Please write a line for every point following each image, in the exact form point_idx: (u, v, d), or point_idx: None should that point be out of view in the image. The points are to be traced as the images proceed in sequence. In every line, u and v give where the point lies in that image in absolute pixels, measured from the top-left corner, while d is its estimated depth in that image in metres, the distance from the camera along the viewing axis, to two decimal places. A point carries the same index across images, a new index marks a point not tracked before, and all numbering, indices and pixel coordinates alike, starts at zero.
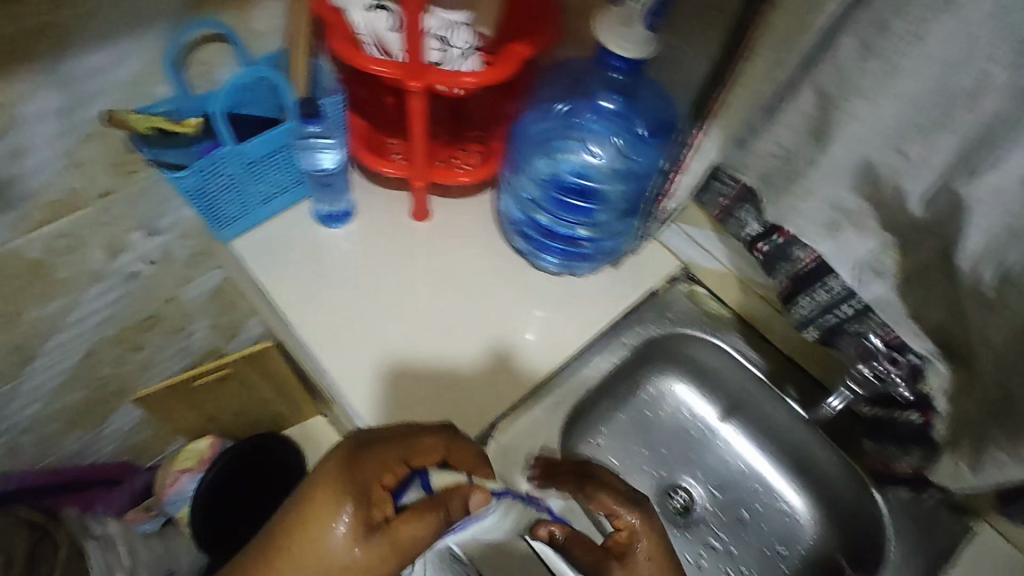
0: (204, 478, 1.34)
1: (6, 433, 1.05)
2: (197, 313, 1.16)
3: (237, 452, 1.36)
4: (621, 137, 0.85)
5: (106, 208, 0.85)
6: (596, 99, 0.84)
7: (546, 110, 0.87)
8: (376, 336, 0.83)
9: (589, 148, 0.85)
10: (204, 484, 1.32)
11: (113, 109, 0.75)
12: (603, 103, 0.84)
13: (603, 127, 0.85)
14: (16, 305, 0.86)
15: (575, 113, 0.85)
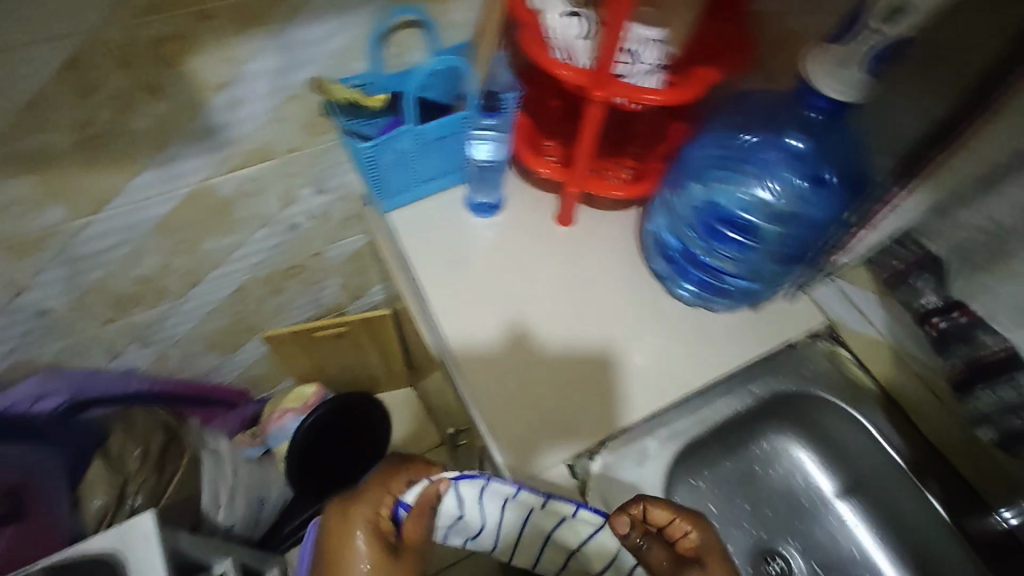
0: (306, 420, 1.44)
1: (159, 344, 1.17)
2: (335, 270, 1.25)
3: (334, 405, 1.46)
4: (806, 180, 0.78)
5: (290, 161, 0.94)
6: (783, 137, 0.78)
7: (721, 137, 0.82)
8: (503, 328, 0.86)
9: (759, 184, 0.79)
10: (305, 427, 1.41)
11: (318, 78, 0.82)
12: (791, 142, 0.78)
13: (783, 166, 0.78)
14: (199, 234, 0.97)
15: (754, 146, 0.80)
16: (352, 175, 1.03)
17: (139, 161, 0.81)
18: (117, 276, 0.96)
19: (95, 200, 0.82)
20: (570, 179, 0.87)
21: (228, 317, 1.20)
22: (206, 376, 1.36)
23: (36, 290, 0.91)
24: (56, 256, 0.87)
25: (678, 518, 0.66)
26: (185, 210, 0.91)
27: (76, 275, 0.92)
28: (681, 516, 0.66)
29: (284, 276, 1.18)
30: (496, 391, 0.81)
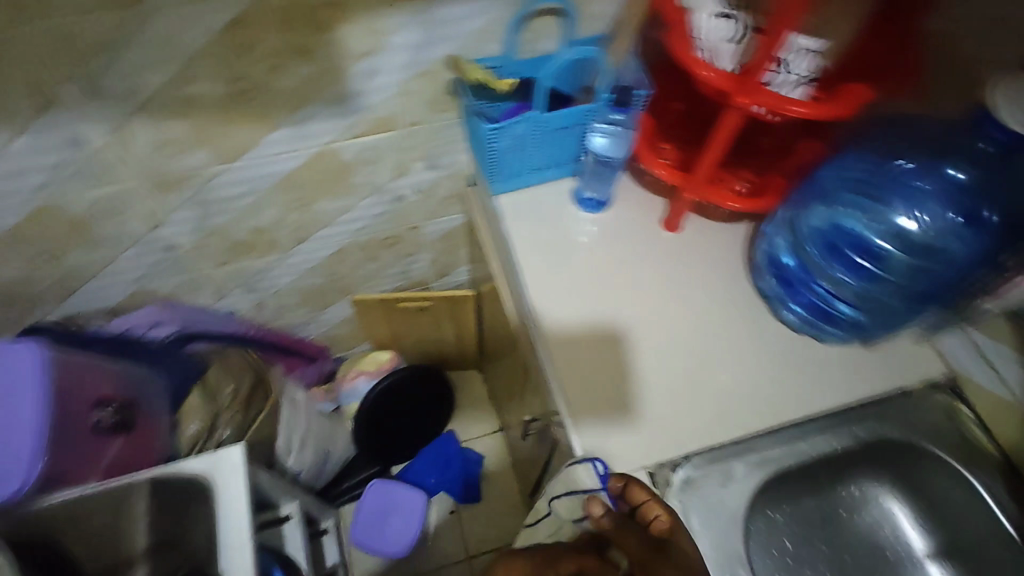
0: (374, 387, 1.47)
1: (261, 292, 1.24)
2: (428, 246, 1.27)
3: (400, 375, 1.48)
4: (961, 214, 0.75)
5: (409, 135, 0.97)
6: (942, 168, 0.75)
7: (868, 161, 0.79)
8: (601, 324, 0.85)
9: (902, 214, 0.77)
10: (372, 394, 1.45)
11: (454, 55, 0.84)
12: (950, 175, 0.74)
13: (933, 199, 0.76)
14: (316, 194, 1.01)
15: (905, 174, 0.77)
16: (463, 156, 1.05)
17: (277, 118, 0.85)
18: (237, 224, 1.02)
19: (233, 149, 0.88)
20: (687, 184, 0.86)
21: (325, 276, 1.25)
22: (293, 329, 1.43)
23: (170, 226, 0.98)
24: (189, 198, 0.93)
25: (652, 500, 0.69)
26: (308, 169, 0.96)
27: (203, 218, 0.98)
28: (655, 499, 0.69)
29: (381, 245, 1.22)
30: (585, 385, 0.80)
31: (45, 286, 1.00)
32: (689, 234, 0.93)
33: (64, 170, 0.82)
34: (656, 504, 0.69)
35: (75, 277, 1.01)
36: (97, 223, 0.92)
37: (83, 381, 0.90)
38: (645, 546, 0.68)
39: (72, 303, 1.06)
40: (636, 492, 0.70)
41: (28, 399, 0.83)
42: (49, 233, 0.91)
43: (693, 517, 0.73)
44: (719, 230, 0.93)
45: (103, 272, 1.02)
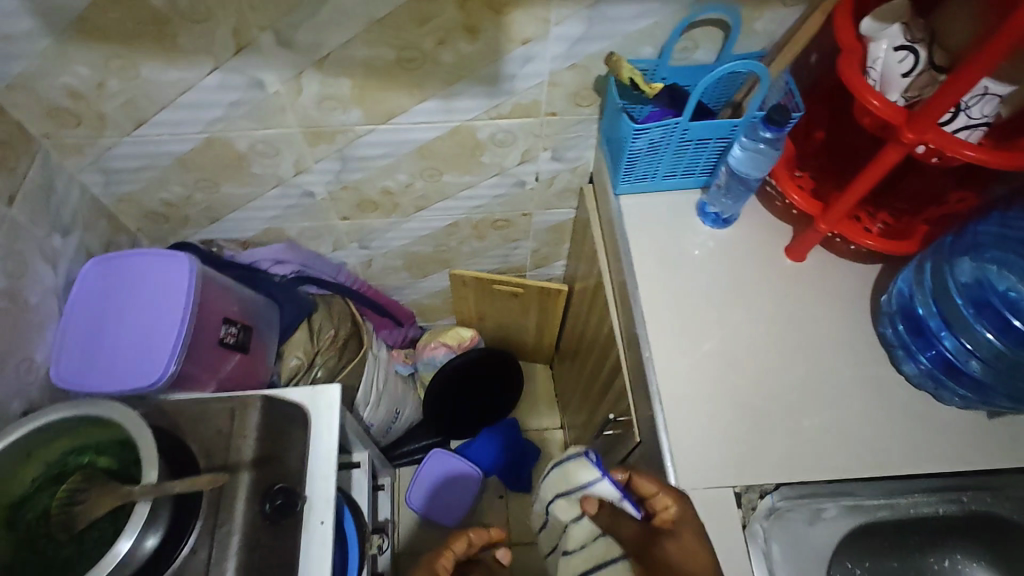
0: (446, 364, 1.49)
1: (372, 252, 1.32)
2: (534, 235, 1.31)
3: (476, 354, 1.50)
4: None
5: (546, 124, 1.00)
6: None
7: None
8: (706, 338, 0.85)
9: None
10: (442, 373, 1.47)
11: (610, 52, 0.87)
12: None
13: None
14: (447, 166, 1.07)
15: None
16: (590, 152, 1.08)
17: (431, 89, 0.91)
18: (370, 182, 1.09)
19: (386, 113, 0.94)
20: (821, 216, 0.83)
21: (432, 246, 1.31)
22: (389, 291, 1.50)
23: (311, 174, 1.05)
24: (337, 150, 1.01)
25: (662, 494, 0.70)
26: (447, 141, 1.01)
27: (342, 171, 1.06)
28: (664, 491, 0.70)
29: (491, 226, 1.26)
30: (682, 394, 0.80)
31: (196, 210, 1.11)
32: (810, 266, 0.91)
33: (240, 107, 0.90)
34: (664, 498, 0.69)
35: (223, 206, 1.11)
36: (255, 159, 1.01)
37: (215, 298, 0.98)
38: (639, 532, 0.70)
39: (212, 230, 1.17)
40: (642, 484, 0.71)
41: (172, 304, 0.91)
42: (212, 162, 1.00)
43: (774, 544, 0.72)
44: (843, 267, 0.91)
45: (246, 206, 1.12)
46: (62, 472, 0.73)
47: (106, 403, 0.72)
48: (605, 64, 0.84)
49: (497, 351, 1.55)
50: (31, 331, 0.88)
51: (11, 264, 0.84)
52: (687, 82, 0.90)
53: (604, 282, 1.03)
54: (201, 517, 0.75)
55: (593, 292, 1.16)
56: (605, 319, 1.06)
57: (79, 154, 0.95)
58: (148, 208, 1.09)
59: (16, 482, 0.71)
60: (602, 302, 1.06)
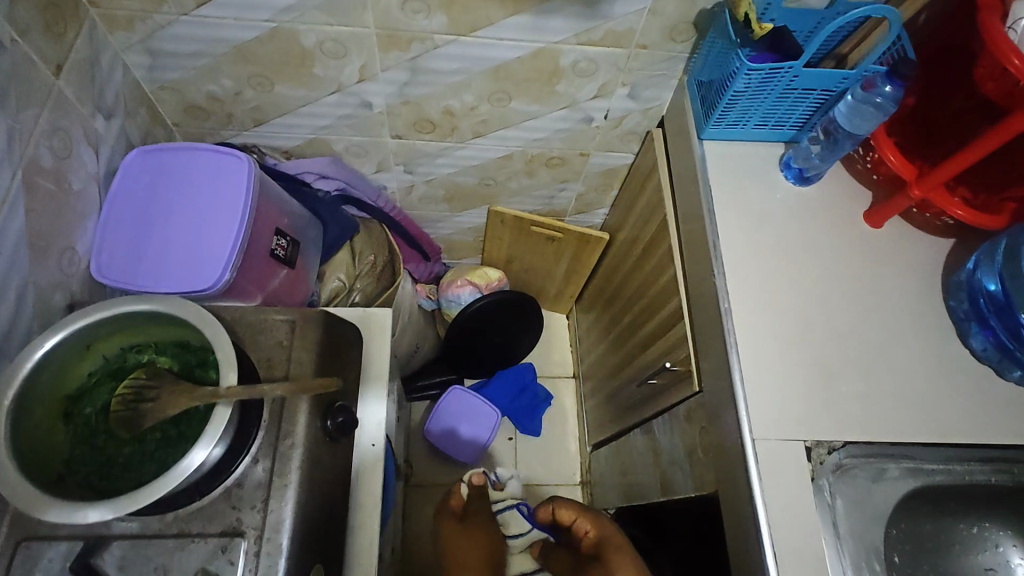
0: (471, 304, 1.46)
1: (415, 178, 1.25)
2: (585, 177, 1.27)
3: (501, 297, 1.46)
4: None
5: (633, 57, 0.94)
6: None
7: None
8: (781, 295, 0.84)
9: None
10: (466, 312, 1.44)
11: None
12: None
13: None
14: (519, 91, 1.01)
15: None
16: (668, 94, 1.03)
17: (525, 3, 0.84)
18: (433, 100, 1.02)
19: (471, 24, 0.87)
20: (916, 182, 0.83)
21: (479, 178, 1.26)
22: (421, 223, 1.45)
23: (374, 83, 0.98)
24: (408, 60, 0.93)
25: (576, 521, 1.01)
26: (526, 63, 0.95)
27: (407, 84, 0.99)
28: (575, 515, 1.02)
29: (545, 163, 1.21)
30: (758, 347, 0.80)
31: (242, 109, 1.03)
32: (888, 234, 0.90)
33: None
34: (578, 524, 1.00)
35: (272, 108, 1.03)
36: (318, 59, 0.93)
37: (267, 208, 0.93)
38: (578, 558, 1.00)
39: (255, 134, 1.09)
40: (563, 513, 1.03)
41: (229, 207, 0.86)
42: (271, 57, 0.93)
43: (838, 498, 0.75)
44: (920, 238, 0.90)
45: (296, 112, 1.04)
46: (121, 367, 0.69)
47: (178, 299, 0.68)
48: None
49: (522, 296, 1.50)
50: (73, 219, 0.81)
51: (57, 142, 0.76)
52: (795, 27, 0.86)
53: (670, 231, 1.00)
54: (264, 425, 0.73)
55: (648, 241, 1.13)
56: (664, 269, 1.04)
57: (127, 30, 0.86)
58: (191, 100, 1.01)
59: (74, 373, 0.67)
60: (663, 251, 1.04)
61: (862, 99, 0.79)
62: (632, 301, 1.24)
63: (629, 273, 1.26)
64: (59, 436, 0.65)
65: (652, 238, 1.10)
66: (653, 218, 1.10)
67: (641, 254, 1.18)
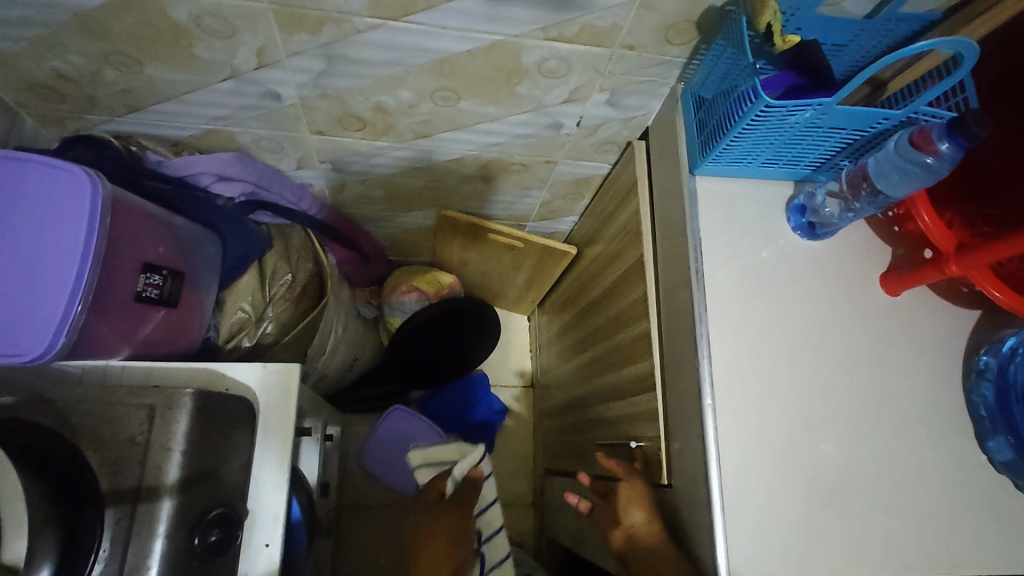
0: (418, 313, 1.26)
1: (346, 176, 1.03)
2: (552, 184, 1.06)
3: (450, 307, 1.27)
4: None
5: (616, 59, 0.73)
6: None
7: None
8: (776, 386, 0.69)
9: None
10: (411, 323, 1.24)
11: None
12: None
13: None
14: (470, 90, 0.79)
15: None
16: (656, 103, 0.83)
17: None
18: (360, 94, 0.79)
19: (401, 6, 0.64)
20: (953, 257, 0.66)
21: (424, 179, 1.05)
22: (360, 221, 1.23)
23: (280, 71, 0.75)
24: (322, 45, 0.70)
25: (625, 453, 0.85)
26: (479, 58, 0.72)
27: (324, 74, 0.76)
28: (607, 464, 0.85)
29: (503, 168, 1.00)
30: (743, 458, 0.66)
31: (106, 91, 0.79)
32: (907, 306, 0.75)
33: None
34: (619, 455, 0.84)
35: (146, 93, 0.79)
36: (198, 37, 0.69)
37: (133, 238, 0.71)
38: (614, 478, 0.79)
39: (131, 122, 0.85)
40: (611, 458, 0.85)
41: (70, 246, 0.64)
42: (132, 31, 0.68)
43: None
44: (939, 309, 0.75)
45: (179, 98, 0.80)
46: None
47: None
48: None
49: (472, 300, 1.31)
50: None
51: None
52: (827, 40, 0.66)
53: (646, 277, 0.83)
54: (102, 552, 0.56)
55: (621, 275, 0.96)
56: (636, 318, 0.87)
57: None
58: (33, 78, 0.76)
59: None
60: (637, 297, 0.87)
61: (908, 162, 0.60)
62: (598, 334, 1.08)
63: (597, 300, 1.09)
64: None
65: (627, 275, 0.93)
66: (628, 250, 0.92)
67: (612, 287, 1.01)
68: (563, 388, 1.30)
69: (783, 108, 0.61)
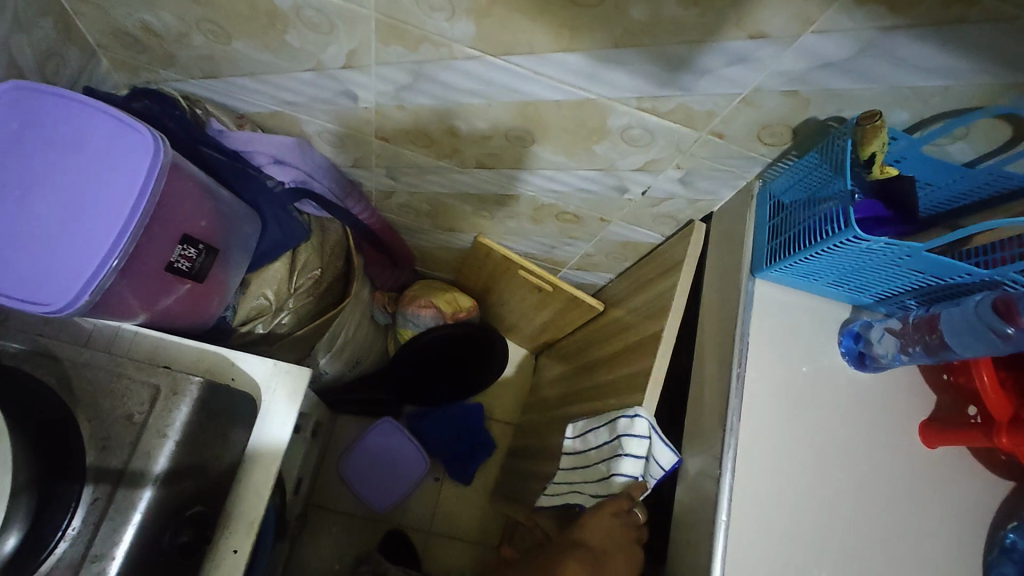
0: (427, 332, 1.24)
1: (399, 185, 1.02)
2: (598, 241, 1.05)
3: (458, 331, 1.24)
4: None
5: (702, 143, 0.72)
6: None
7: None
8: (795, 514, 0.65)
9: None
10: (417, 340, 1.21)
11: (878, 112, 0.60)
12: None
13: None
14: (547, 137, 0.77)
15: None
16: (727, 191, 0.81)
17: (586, 43, 0.59)
18: (437, 115, 0.78)
19: (503, 46, 0.62)
20: (1004, 429, 0.63)
21: (471, 205, 1.03)
22: (398, 228, 1.21)
23: (365, 75, 0.74)
24: (413, 62, 0.69)
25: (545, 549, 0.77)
26: (565, 109, 0.71)
27: (407, 88, 0.74)
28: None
29: (555, 215, 0.99)
30: None
31: (188, 54, 0.78)
32: (941, 458, 0.71)
33: None
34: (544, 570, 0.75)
35: (227, 63, 0.78)
36: (294, 25, 0.68)
37: (179, 206, 0.70)
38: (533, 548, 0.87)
39: (207, 87, 0.85)
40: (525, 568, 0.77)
41: (117, 203, 0.62)
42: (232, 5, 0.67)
43: None
44: (969, 471, 0.72)
45: (258, 77, 0.80)
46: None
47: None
48: (862, 121, 0.58)
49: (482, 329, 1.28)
50: None
51: None
52: (922, 176, 0.66)
53: (664, 356, 0.81)
54: (71, 531, 0.56)
55: (634, 345, 0.93)
56: (634, 391, 0.85)
57: None
58: (120, 26, 0.75)
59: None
60: (641, 372, 0.85)
61: (984, 326, 0.58)
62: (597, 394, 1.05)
63: (602, 361, 1.06)
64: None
65: (640, 346, 0.90)
66: (650, 323, 0.90)
67: (619, 353, 0.98)
68: (540, 435, 1.26)
69: (863, 244, 0.59)
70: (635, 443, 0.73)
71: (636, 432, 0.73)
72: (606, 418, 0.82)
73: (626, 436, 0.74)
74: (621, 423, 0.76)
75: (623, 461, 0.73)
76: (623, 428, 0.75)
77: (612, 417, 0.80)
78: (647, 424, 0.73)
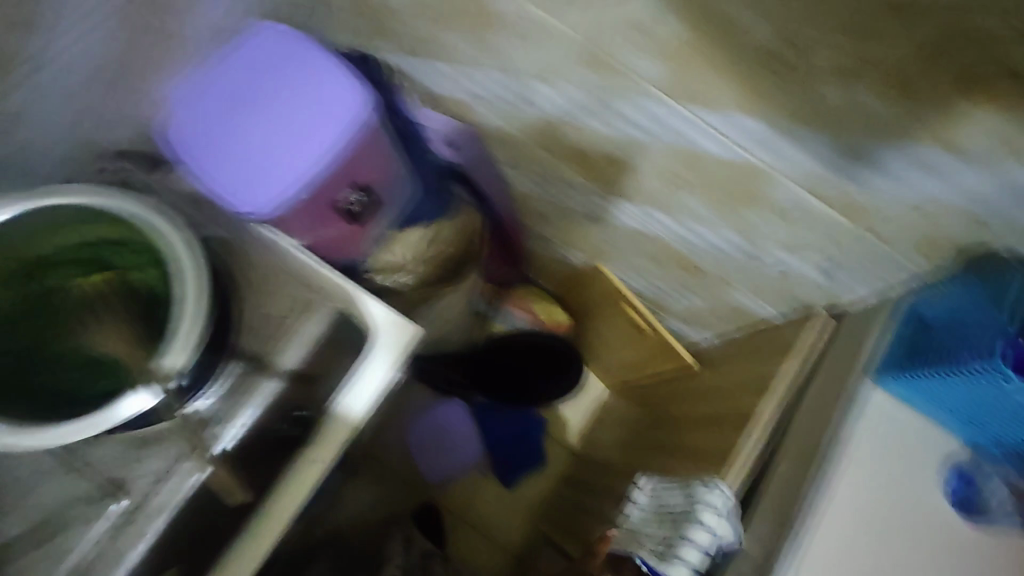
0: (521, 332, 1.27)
1: (540, 193, 1.08)
2: (711, 299, 1.05)
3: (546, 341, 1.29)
4: None
5: (853, 235, 0.71)
6: None
7: None
8: None
9: None
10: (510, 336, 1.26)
11: None
12: None
13: None
14: (697, 186, 0.80)
15: None
16: (864, 291, 0.79)
17: (767, 112, 0.61)
18: (600, 139, 0.83)
19: (686, 94, 0.66)
20: None
21: (601, 230, 1.07)
22: (523, 231, 1.28)
23: (549, 87, 0.80)
24: (596, 87, 0.74)
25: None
26: (724, 166, 0.73)
27: (582, 108, 0.80)
28: None
29: (676, 262, 1.01)
30: None
31: (406, 32, 0.89)
32: None
33: None
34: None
35: (434, 47, 0.88)
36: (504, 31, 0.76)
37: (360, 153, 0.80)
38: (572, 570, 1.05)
39: (408, 62, 0.96)
40: None
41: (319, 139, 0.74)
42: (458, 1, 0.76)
43: None
44: None
45: (456, 64, 0.89)
46: (115, 263, 0.60)
47: (202, 248, 0.58)
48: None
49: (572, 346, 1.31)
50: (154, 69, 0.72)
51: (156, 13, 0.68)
52: None
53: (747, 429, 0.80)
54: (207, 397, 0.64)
55: (717, 410, 0.92)
56: (705, 454, 0.84)
57: None
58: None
59: (63, 234, 0.58)
60: (718, 439, 0.84)
61: None
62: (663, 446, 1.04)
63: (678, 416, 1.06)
64: (47, 238, 0.59)
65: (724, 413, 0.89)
66: (741, 394, 0.88)
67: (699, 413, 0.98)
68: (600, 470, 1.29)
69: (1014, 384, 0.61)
70: (710, 516, 0.66)
71: (713, 504, 0.67)
72: (683, 483, 0.76)
73: (701, 504, 0.68)
74: (698, 488, 0.70)
75: (691, 529, 0.66)
76: (699, 497, 0.69)
77: (689, 483, 0.74)
78: (725, 500, 0.67)
